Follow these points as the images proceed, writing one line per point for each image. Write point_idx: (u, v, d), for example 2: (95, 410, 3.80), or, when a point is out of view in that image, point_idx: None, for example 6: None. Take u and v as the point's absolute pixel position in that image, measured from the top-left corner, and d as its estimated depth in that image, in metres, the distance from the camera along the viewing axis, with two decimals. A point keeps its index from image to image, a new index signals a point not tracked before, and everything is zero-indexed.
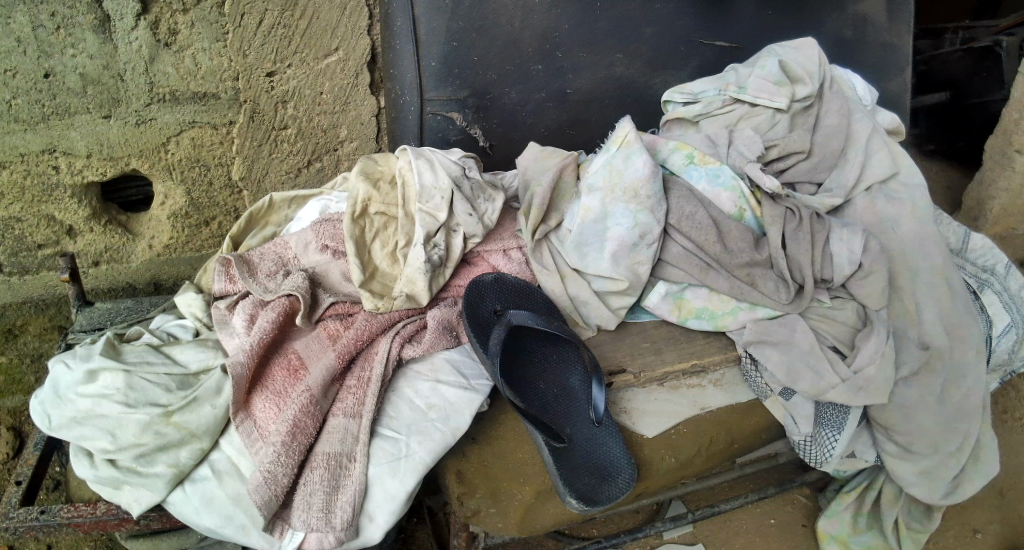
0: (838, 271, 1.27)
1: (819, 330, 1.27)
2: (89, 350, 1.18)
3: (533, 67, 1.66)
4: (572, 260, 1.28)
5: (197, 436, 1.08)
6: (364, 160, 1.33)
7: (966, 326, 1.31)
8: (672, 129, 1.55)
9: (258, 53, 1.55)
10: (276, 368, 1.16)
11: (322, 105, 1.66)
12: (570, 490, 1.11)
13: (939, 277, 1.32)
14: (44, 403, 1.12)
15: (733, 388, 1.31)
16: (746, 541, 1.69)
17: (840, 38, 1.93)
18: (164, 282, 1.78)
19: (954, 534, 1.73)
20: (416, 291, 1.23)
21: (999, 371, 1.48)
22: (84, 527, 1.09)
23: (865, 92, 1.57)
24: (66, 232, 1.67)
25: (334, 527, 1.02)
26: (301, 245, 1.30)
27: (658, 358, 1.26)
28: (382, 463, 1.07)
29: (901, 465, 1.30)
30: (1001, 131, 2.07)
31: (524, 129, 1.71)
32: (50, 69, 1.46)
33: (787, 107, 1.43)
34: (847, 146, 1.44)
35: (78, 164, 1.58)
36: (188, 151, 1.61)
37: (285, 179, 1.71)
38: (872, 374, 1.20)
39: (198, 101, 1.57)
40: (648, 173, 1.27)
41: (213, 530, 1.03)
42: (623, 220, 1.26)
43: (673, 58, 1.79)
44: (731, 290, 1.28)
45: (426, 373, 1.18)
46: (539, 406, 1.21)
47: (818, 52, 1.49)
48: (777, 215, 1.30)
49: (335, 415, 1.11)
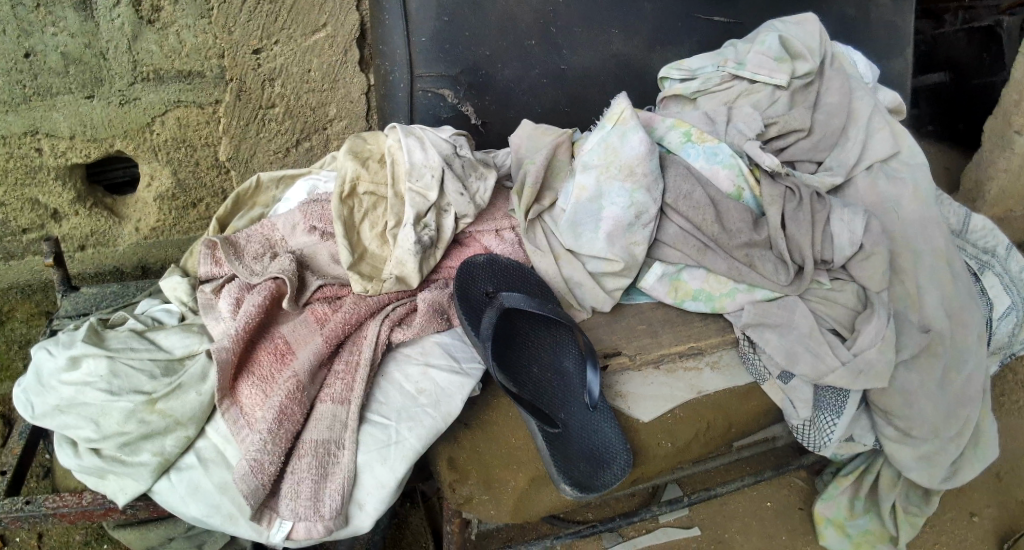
0: (839, 253, 1.24)
1: (819, 313, 1.24)
2: (71, 336, 1.14)
3: (527, 43, 1.62)
4: (566, 240, 1.25)
5: (182, 423, 1.05)
6: (353, 138, 1.29)
7: (966, 309, 1.28)
8: (668, 107, 1.50)
9: (244, 30, 1.51)
10: (262, 352, 1.12)
11: (310, 83, 1.62)
12: (564, 476, 1.07)
13: (941, 259, 1.29)
14: (27, 391, 1.09)
15: (730, 371, 1.29)
16: (742, 523, 1.68)
17: (840, 14, 1.90)
18: (151, 266, 1.75)
19: (952, 517, 1.73)
20: (406, 273, 1.20)
21: (999, 354, 1.46)
22: (70, 516, 1.06)
23: (867, 70, 1.53)
24: (51, 216, 1.63)
25: (322, 516, 1.00)
26: (289, 226, 1.26)
27: (654, 341, 1.24)
28: (372, 450, 1.04)
29: (901, 450, 1.28)
30: (1001, 113, 2.03)
31: (519, 107, 1.68)
32: (30, 48, 1.42)
33: (788, 83, 1.39)
34: (847, 124, 1.40)
35: (62, 146, 1.54)
36: (174, 131, 1.57)
37: (273, 159, 1.67)
38: (873, 358, 1.17)
39: (182, 79, 1.52)
40: (645, 151, 1.24)
41: (200, 519, 1.01)
42: (619, 200, 1.23)
43: (671, 34, 1.75)
44: (730, 272, 1.25)
45: (416, 357, 1.15)
46: (533, 391, 1.18)
47: (820, 28, 1.45)
48: (777, 194, 1.27)
49: (322, 402, 1.08)
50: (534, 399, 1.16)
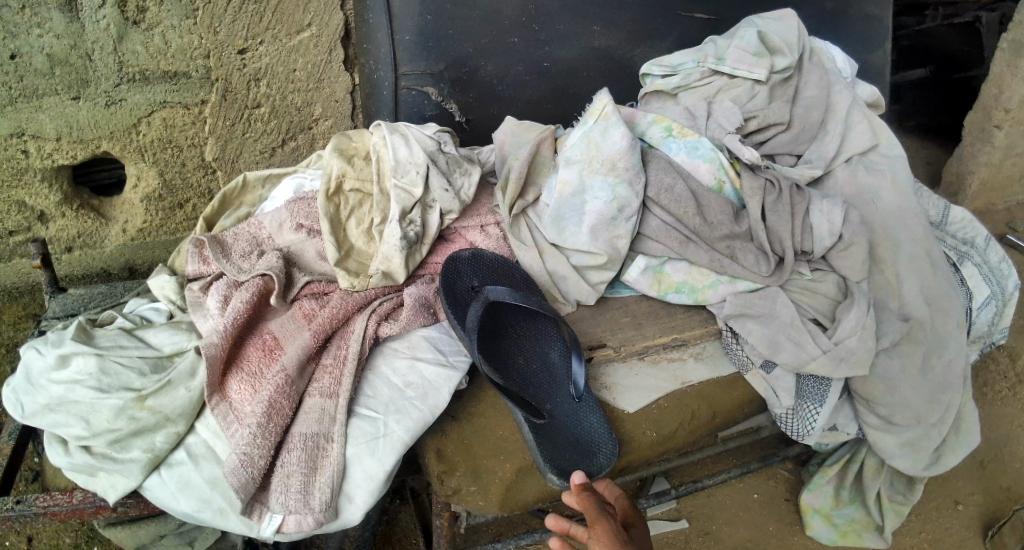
0: (819, 243, 1.26)
1: (800, 302, 1.27)
2: (60, 335, 1.15)
3: (510, 39, 1.64)
4: (550, 234, 1.26)
5: (172, 419, 1.06)
6: (339, 135, 1.30)
7: (946, 298, 1.30)
8: (649, 103, 1.53)
9: (229, 30, 1.52)
10: (251, 348, 1.13)
11: (296, 83, 1.62)
12: (550, 465, 1.09)
13: (921, 248, 1.31)
14: (16, 390, 1.10)
15: (715, 361, 1.32)
16: (729, 515, 1.71)
17: (819, 9, 1.92)
18: (138, 266, 1.76)
19: (936, 506, 1.76)
20: (392, 269, 1.21)
21: (978, 343, 1.49)
22: (61, 515, 1.07)
23: (845, 64, 1.56)
24: (38, 218, 1.64)
25: (312, 509, 1.01)
26: (275, 224, 1.28)
27: (638, 333, 1.26)
28: (361, 443, 1.06)
29: (884, 438, 1.30)
30: (981, 107, 2.07)
31: (504, 103, 1.69)
32: (16, 49, 1.42)
33: (766, 78, 1.41)
34: (826, 117, 1.43)
35: (48, 147, 1.55)
36: (161, 132, 1.58)
37: (259, 159, 1.68)
38: (853, 345, 1.19)
39: (168, 80, 1.53)
40: (626, 146, 1.26)
41: (189, 515, 1.02)
42: (602, 194, 1.25)
43: (653, 30, 1.77)
44: (711, 263, 1.27)
45: (403, 351, 1.17)
46: (520, 382, 1.20)
47: (799, 23, 1.48)
48: (757, 187, 1.29)
49: (311, 396, 1.09)
50: (521, 390, 1.18)
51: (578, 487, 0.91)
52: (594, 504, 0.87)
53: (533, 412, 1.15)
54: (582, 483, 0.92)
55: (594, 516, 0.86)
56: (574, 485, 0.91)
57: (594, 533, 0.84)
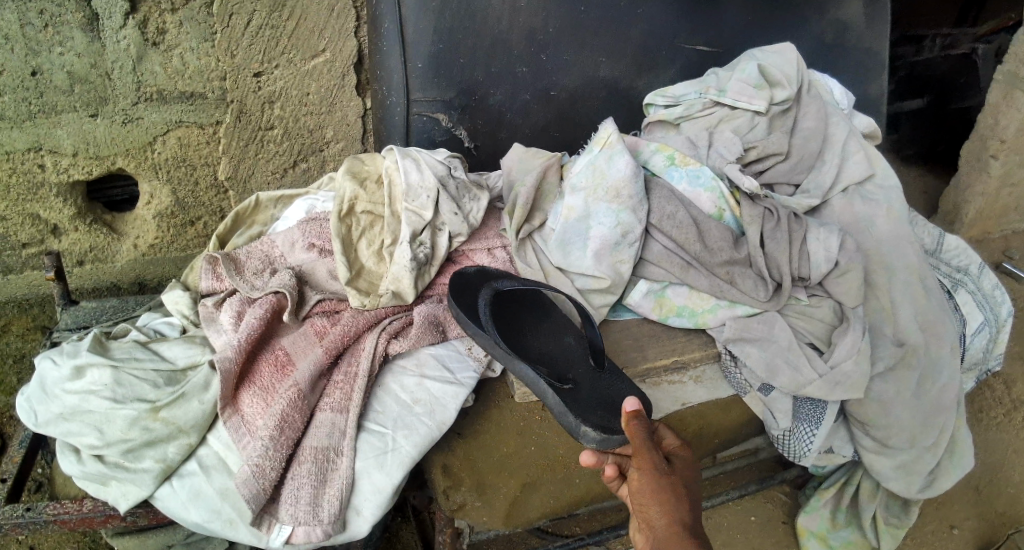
0: (816, 270, 1.29)
1: (797, 327, 1.30)
2: (76, 346, 1.18)
3: (518, 67, 1.68)
4: (556, 258, 1.30)
5: (185, 431, 1.09)
6: (351, 159, 1.35)
7: (940, 323, 1.34)
8: (653, 132, 1.57)
9: (246, 53, 1.57)
10: (263, 364, 1.16)
11: (309, 106, 1.67)
12: (584, 422, 1.07)
13: (914, 275, 1.35)
14: (31, 399, 1.13)
15: (714, 383, 1.35)
16: (726, 537, 1.73)
17: (817, 41, 1.98)
18: (148, 281, 1.80)
19: (931, 530, 1.78)
20: (402, 288, 1.24)
21: (973, 370, 1.52)
22: (70, 524, 1.09)
23: (842, 96, 1.60)
24: (51, 231, 1.68)
25: (321, 520, 1.04)
26: (287, 244, 1.32)
27: (640, 354, 1.29)
28: (370, 457, 1.09)
29: (879, 460, 1.33)
30: (978, 137, 2.11)
31: (511, 128, 1.74)
32: (37, 66, 1.46)
33: (765, 109, 1.46)
34: (824, 147, 1.48)
35: (64, 162, 1.59)
36: (175, 150, 1.62)
37: (271, 179, 1.72)
38: (849, 370, 1.22)
39: (185, 100, 1.58)
40: (629, 174, 1.30)
41: (200, 525, 1.05)
42: (606, 220, 1.29)
43: (657, 61, 1.82)
44: (711, 288, 1.31)
45: (412, 368, 1.19)
46: (540, 360, 1.21)
47: (798, 56, 1.52)
48: (755, 215, 1.33)
49: (322, 410, 1.12)
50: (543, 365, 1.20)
51: (628, 416, 1.00)
52: (642, 438, 0.98)
53: (557, 380, 1.15)
54: (634, 412, 1.00)
55: (639, 447, 0.98)
56: (625, 413, 1.00)
57: (636, 465, 0.97)
